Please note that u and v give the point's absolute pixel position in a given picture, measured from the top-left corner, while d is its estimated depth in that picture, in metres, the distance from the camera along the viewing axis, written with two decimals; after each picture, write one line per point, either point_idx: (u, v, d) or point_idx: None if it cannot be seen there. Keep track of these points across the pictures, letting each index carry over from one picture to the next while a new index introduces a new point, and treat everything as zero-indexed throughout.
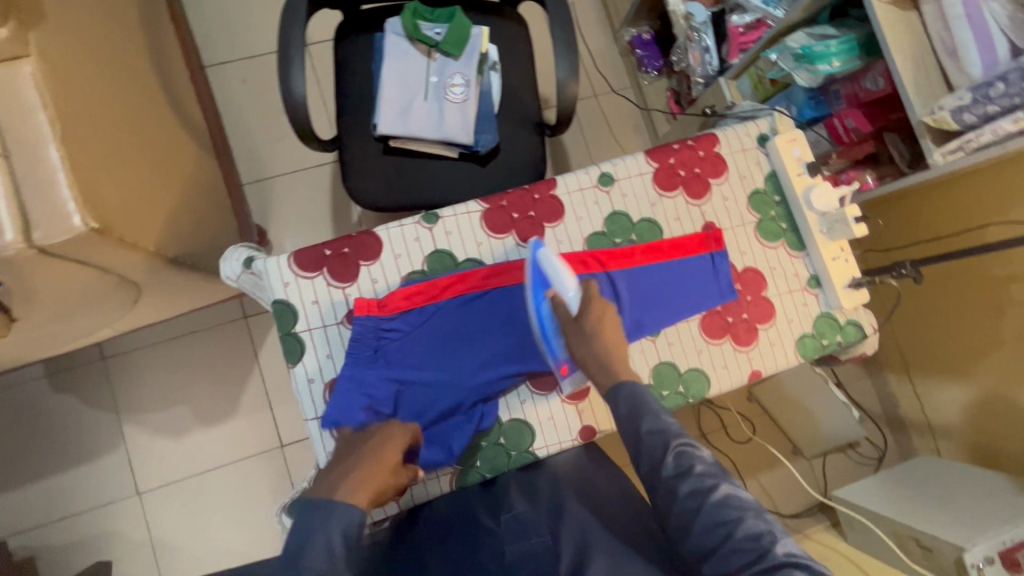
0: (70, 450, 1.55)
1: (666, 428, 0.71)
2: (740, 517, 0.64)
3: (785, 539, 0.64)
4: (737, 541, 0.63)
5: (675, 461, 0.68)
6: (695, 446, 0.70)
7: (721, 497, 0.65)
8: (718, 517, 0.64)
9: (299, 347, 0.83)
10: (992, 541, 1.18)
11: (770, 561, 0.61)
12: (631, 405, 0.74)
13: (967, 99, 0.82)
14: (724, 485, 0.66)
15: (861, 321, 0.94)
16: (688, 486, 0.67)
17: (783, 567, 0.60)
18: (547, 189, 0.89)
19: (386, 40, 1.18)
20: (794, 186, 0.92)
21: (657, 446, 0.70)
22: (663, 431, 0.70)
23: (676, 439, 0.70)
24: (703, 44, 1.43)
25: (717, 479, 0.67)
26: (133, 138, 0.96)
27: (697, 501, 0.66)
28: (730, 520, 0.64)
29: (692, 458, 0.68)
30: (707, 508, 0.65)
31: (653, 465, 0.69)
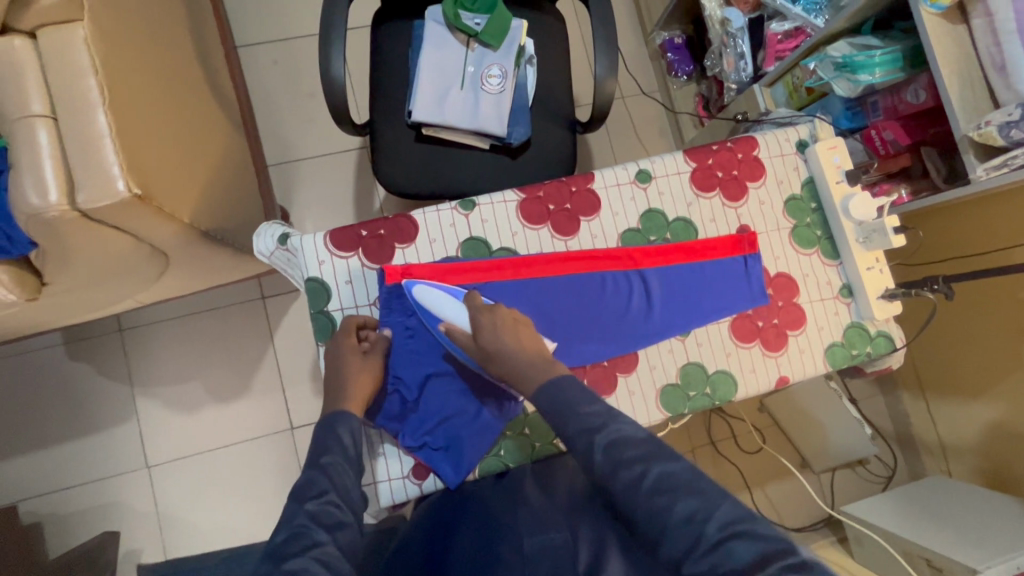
0: (82, 419, 1.56)
1: (592, 420, 0.64)
2: (672, 499, 0.57)
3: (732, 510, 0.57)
4: (673, 528, 0.55)
5: (604, 454, 0.61)
6: (622, 434, 0.62)
7: (653, 481, 0.58)
8: (655, 503, 0.57)
9: (330, 325, 0.83)
10: (1006, 564, 1.17)
11: (709, 542, 0.54)
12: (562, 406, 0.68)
13: (1016, 115, 0.81)
14: (654, 467, 0.59)
15: (892, 334, 0.93)
16: (619, 480, 0.59)
17: (724, 544, 0.53)
18: (585, 183, 0.89)
19: (426, 28, 1.18)
20: (832, 193, 0.92)
21: (583, 445, 0.63)
22: (587, 427, 0.63)
23: (606, 430, 0.62)
24: (738, 51, 1.42)
25: (649, 461, 0.60)
26: (174, 111, 0.96)
27: (631, 491, 0.58)
28: (660, 504, 0.57)
29: (621, 444, 0.61)
30: (642, 497, 0.58)
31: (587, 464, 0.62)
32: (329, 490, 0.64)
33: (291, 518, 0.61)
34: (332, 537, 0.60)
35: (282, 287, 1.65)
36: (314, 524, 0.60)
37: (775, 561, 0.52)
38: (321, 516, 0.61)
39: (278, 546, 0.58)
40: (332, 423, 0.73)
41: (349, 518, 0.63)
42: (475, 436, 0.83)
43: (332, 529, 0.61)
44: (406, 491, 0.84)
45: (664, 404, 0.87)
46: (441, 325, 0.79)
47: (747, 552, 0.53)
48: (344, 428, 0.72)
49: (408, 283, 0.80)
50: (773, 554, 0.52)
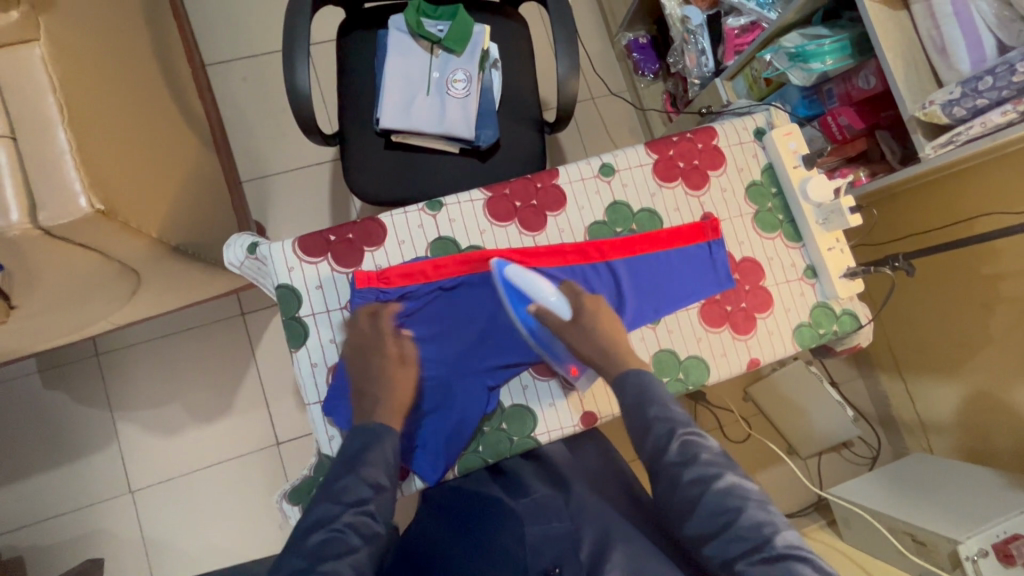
0: (61, 448, 1.53)
1: (670, 414, 0.73)
2: (742, 506, 0.67)
3: (787, 530, 0.66)
4: (739, 529, 0.65)
5: (679, 448, 0.71)
6: (703, 438, 0.72)
7: (726, 486, 0.68)
8: (721, 504, 0.67)
9: (302, 331, 0.82)
10: (986, 533, 1.20)
11: (770, 551, 0.64)
12: (637, 395, 0.76)
13: (957, 93, 0.84)
14: (729, 476, 0.69)
15: (857, 311, 0.95)
16: (691, 473, 0.69)
17: (784, 559, 0.63)
18: (549, 179, 0.90)
19: (389, 36, 1.20)
20: (790, 178, 0.94)
21: (662, 434, 0.72)
22: (670, 418, 0.73)
23: (683, 429, 0.72)
24: (699, 47, 1.46)
25: (722, 468, 0.70)
26: (139, 129, 0.96)
27: (699, 489, 0.68)
28: (731, 509, 0.66)
29: (693, 447, 0.71)
30: (710, 496, 0.68)
31: (656, 450, 0.72)
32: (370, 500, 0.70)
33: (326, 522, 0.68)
34: (365, 546, 0.67)
35: (262, 302, 1.64)
36: (348, 531, 0.67)
37: None
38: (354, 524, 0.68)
39: (312, 548, 0.65)
40: (373, 434, 0.74)
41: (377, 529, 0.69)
42: (450, 433, 0.83)
43: (365, 538, 0.68)
44: None
45: None
46: (532, 305, 0.82)
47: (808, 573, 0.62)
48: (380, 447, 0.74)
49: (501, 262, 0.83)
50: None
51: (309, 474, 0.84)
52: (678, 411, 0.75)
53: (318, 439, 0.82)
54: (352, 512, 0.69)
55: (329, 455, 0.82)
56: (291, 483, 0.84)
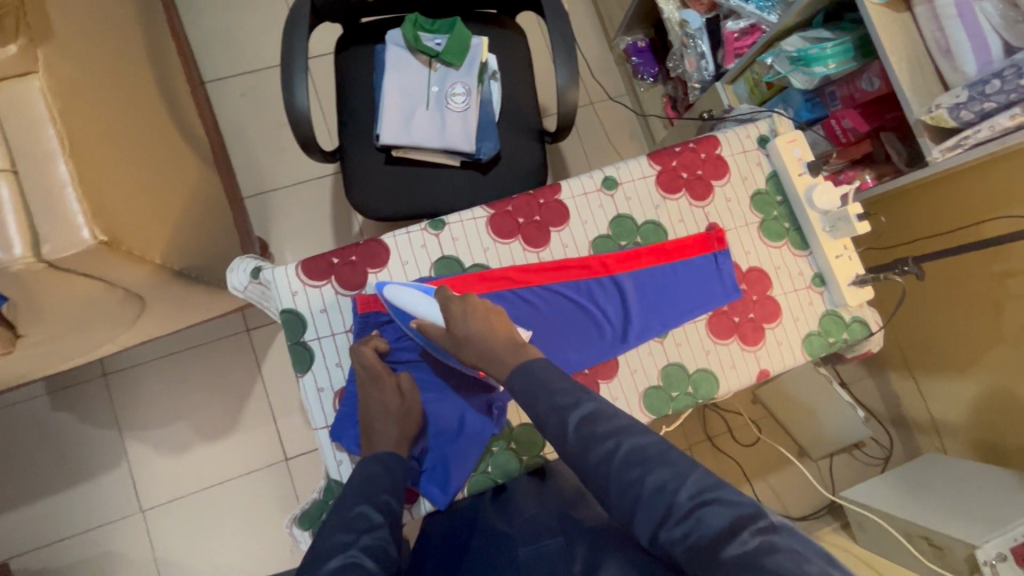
0: (72, 469, 1.53)
1: (559, 395, 0.67)
2: (643, 472, 0.59)
3: (693, 479, 0.58)
4: (648, 495, 0.58)
5: (576, 430, 0.64)
6: (597, 409, 0.65)
7: (626, 455, 0.60)
8: (627, 476, 0.59)
9: (308, 355, 0.81)
10: (1004, 537, 1.18)
11: (679, 511, 0.56)
12: (527, 384, 0.70)
13: (964, 96, 0.82)
14: (625, 442, 0.61)
15: (867, 318, 0.94)
16: (593, 452, 0.62)
17: (696, 511, 0.55)
18: (552, 194, 0.89)
19: (387, 51, 1.19)
20: (795, 185, 0.93)
21: (556, 421, 0.65)
22: (558, 402, 0.66)
23: (579, 407, 0.65)
24: (699, 50, 1.45)
25: (619, 435, 0.62)
26: (141, 155, 0.97)
27: (605, 464, 0.61)
28: (633, 479, 0.59)
29: (591, 422, 0.64)
30: (614, 472, 0.60)
31: (558, 437, 0.65)
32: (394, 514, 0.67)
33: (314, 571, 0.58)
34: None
35: (267, 318, 1.64)
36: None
37: (749, 523, 0.54)
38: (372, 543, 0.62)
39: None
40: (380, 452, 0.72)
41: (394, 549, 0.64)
42: (459, 452, 0.82)
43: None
44: None
45: (648, 406, 0.87)
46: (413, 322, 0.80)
47: (719, 521, 0.54)
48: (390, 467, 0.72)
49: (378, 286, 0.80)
50: (747, 518, 0.54)
51: (319, 498, 0.83)
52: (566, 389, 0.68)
53: (327, 463, 0.81)
54: (340, 557, 0.59)
55: (339, 479, 0.81)
56: (301, 508, 0.83)
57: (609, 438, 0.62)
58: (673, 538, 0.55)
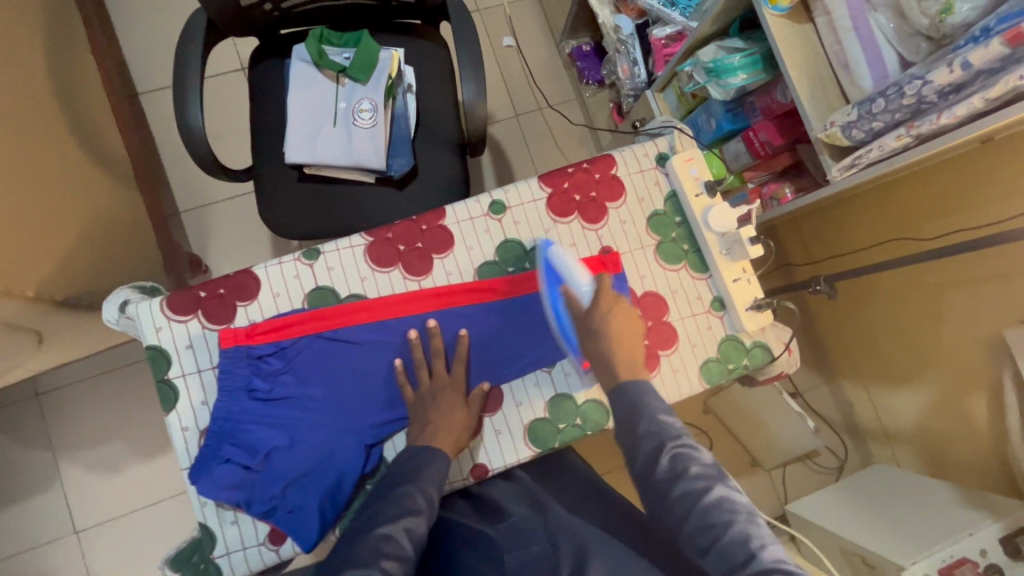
0: (4, 491, 1.52)
1: (660, 425, 0.65)
2: (731, 520, 0.58)
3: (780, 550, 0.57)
4: (724, 546, 0.57)
5: (669, 462, 0.62)
6: (693, 449, 0.63)
7: (716, 499, 0.59)
8: (706, 520, 0.59)
9: (172, 393, 0.79)
10: (931, 559, 1.15)
11: (757, 567, 0.55)
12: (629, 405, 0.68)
13: (854, 115, 0.78)
14: (718, 486, 0.60)
15: (769, 343, 0.91)
16: (679, 487, 0.61)
17: None
18: (435, 220, 0.86)
19: (293, 67, 1.16)
20: (692, 206, 0.89)
21: (650, 449, 0.64)
22: (660, 431, 0.65)
23: (666, 444, 0.63)
24: (631, 57, 1.41)
25: (712, 480, 0.61)
26: (22, 183, 0.94)
27: (688, 504, 0.60)
28: (717, 523, 0.58)
29: (685, 460, 0.62)
30: (700, 509, 0.59)
31: (646, 466, 0.63)
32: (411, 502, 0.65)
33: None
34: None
35: None
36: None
37: None
38: (386, 552, 0.59)
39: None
40: (427, 454, 0.73)
41: (413, 552, 0.61)
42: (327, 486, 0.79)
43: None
44: (265, 558, 0.79)
45: (533, 439, 0.84)
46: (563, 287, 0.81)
47: None
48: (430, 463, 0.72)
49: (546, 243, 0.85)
50: None
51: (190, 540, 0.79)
52: (671, 421, 0.66)
53: (193, 504, 0.79)
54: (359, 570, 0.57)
55: (204, 522, 0.78)
56: (173, 549, 0.80)
57: (705, 484, 0.60)
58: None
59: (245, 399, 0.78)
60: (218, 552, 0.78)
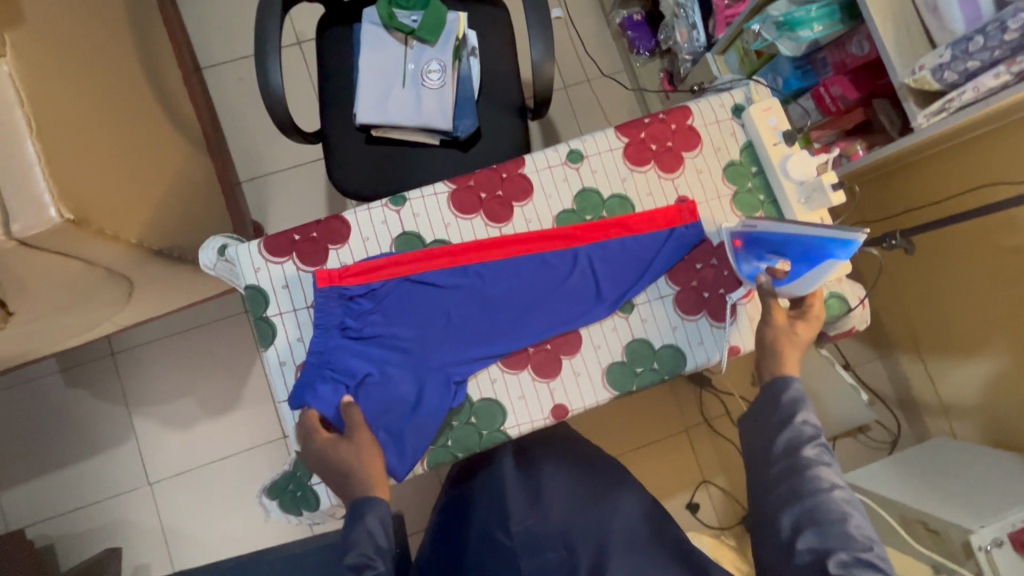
0: (83, 443, 1.61)
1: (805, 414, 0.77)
2: (828, 491, 0.71)
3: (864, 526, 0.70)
4: (817, 510, 0.70)
5: (787, 435, 0.76)
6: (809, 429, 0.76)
7: (817, 474, 0.72)
8: (805, 488, 0.72)
9: (270, 330, 0.83)
10: (1001, 522, 1.14)
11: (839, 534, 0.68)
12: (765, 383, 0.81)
13: (947, 56, 0.77)
14: (822, 468, 0.73)
15: (845, 293, 0.91)
16: (790, 456, 0.75)
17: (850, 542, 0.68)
18: (515, 168, 0.88)
19: (363, 31, 1.19)
20: (770, 155, 0.89)
21: (775, 419, 0.78)
22: (788, 407, 0.78)
23: (790, 418, 0.77)
24: (690, 21, 1.40)
25: (820, 460, 0.74)
26: (118, 138, 0.99)
27: (792, 471, 0.74)
28: (815, 489, 0.71)
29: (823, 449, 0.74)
30: (802, 478, 0.73)
31: (787, 440, 0.76)
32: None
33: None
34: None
35: None
36: None
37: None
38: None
39: None
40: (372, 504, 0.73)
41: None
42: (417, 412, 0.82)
43: None
44: None
45: (612, 383, 0.86)
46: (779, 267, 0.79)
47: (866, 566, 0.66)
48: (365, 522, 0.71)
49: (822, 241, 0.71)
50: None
51: (287, 470, 0.84)
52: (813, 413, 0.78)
53: (291, 435, 0.84)
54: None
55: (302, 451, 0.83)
56: (269, 479, 0.85)
57: (831, 479, 0.72)
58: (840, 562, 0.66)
59: (336, 335, 0.82)
60: (315, 479, 0.84)
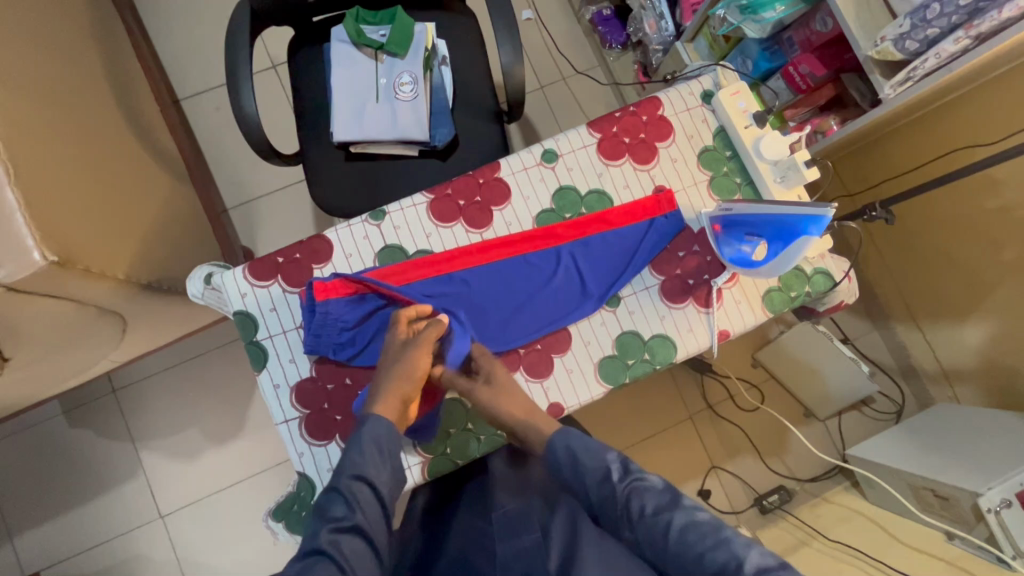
0: (92, 482, 1.62)
1: (604, 469, 0.73)
2: (701, 548, 0.64)
3: (755, 556, 0.63)
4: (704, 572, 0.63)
5: (628, 505, 0.70)
6: (644, 487, 0.71)
7: (680, 533, 0.66)
8: (683, 551, 0.65)
9: (262, 354, 0.84)
10: (1008, 483, 1.14)
11: None
12: (568, 451, 0.75)
13: (907, 25, 0.77)
14: (676, 517, 0.67)
15: (830, 269, 0.91)
16: (643, 527, 0.68)
17: None
18: (491, 173, 0.89)
19: (333, 50, 1.20)
20: (742, 138, 0.90)
21: (605, 495, 0.72)
22: (608, 483, 0.72)
23: (620, 487, 0.71)
24: (657, 11, 1.41)
25: (671, 511, 0.68)
26: (98, 178, 1.00)
27: (660, 541, 0.67)
28: (691, 553, 0.65)
29: (638, 500, 0.70)
30: (672, 545, 0.66)
31: (610, 507, 0.72)
32: (355, 510, 0.67)
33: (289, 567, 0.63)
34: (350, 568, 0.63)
35: None
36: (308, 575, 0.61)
37: None
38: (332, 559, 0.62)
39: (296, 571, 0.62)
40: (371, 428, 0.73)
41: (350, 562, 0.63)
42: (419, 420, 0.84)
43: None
44: None
45: (604, 376, 0.87)
46: (757, 251, 0.81)
47: None
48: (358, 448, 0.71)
49: (800, 226, 0.72)
50: None
51: (290, 492, 0.85)
52: (613, 462, 0.74)
53: (291, 456, 0.84)
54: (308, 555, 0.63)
55: (302, 471, 0.83)
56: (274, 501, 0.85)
57: (694, 526, 0.66)
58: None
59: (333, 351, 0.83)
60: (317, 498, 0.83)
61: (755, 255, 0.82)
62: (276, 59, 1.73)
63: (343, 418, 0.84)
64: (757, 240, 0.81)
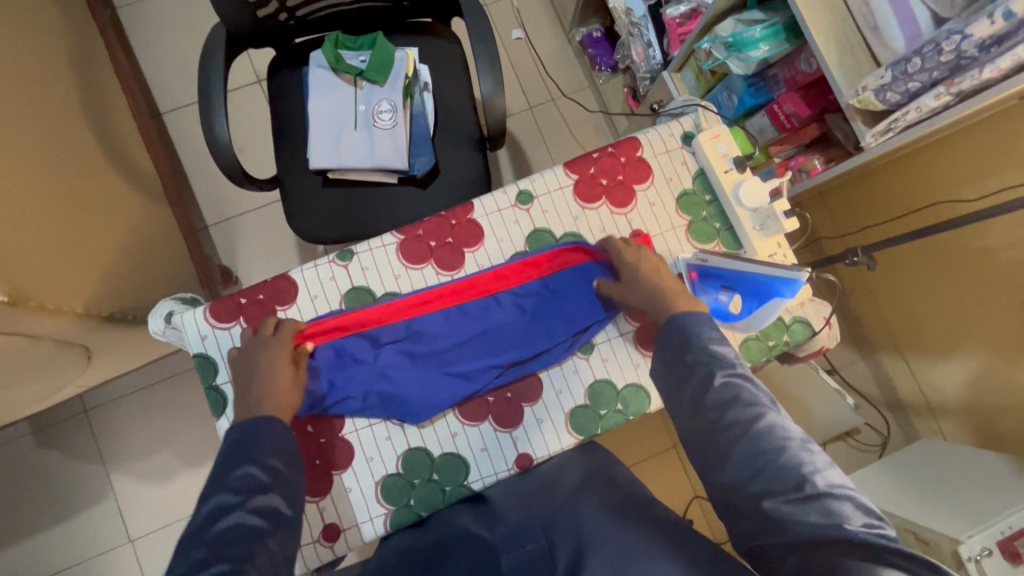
0: (61, 504, 1.58)
1: (712, 357, 0.70)
2: (783, 445, 0.62)
3: (828, 471, 0.60)
4: (778, 468, 0.60)
5: (720, 387, 0.67)
6: (742, 379, 0.68)
7: (766, 426, 0.64)
8: (761, 445, 0.62)
9: (221, 398, 0.82)
10: (989, 531, 1.12)
11: (811, 491, 0.58)
12: (679, 334, 0.73)
13: (888, 77, 0.76)
14: (770, 415, 0.65)
15: (809, 317, 0.89)
16: (728, 416, 0.65)
17: (825, 497, 0.57)
18: (463, 214, 0.87)
19: (311, 75, 1.17)
20: (721, 183, 0.88)
21: (700, 377, 0.69)
22: (712, 361, 0.70)
23: (720, 371, 0.68)
24: (645, 39, 1.40)
25: (763, 410, 0.65)
26: (59, 205, 0.96)
27: (740, 430, 0.64)
28: (770, 446, 0.62)
29: (737, 389, 0.67)
30: (752, 436, 0.63)
31: (697, 395, 0.69)
32: (270, 485, 0.66)
33: (196, 542, 0.59)
34: (273, 531, 0.63)
35: None
36: (229, 541, 0.59)
37: (877, 528, 0.56)
38: (250, 528, 0.61)
39: (215, 537, 0.60)
40: (265, 422, 0.71)
41: (269, 526, 0.63)
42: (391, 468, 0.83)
43: (246, 543, 0.60)
44: (321, 556, 0.82)
45: (575, 426, 0.86)
46: (732, 304, 0.80)
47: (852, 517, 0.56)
48: (268, 430, 0.70)
49: (772, 286, 0.71)
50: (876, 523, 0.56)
51: None
52: (724, 351, 0.71)
53: None
54: (227, 521, 0.61)
55: None
56: None
57: (780, 426, 0.64)
58: (781, 512, 0.58)
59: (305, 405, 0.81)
60: None
61: (730, 308, 0.81)
62: (259, 75, 1.70)
63: (310, 466, 0.82)
64: (733, 294, 0.80)
